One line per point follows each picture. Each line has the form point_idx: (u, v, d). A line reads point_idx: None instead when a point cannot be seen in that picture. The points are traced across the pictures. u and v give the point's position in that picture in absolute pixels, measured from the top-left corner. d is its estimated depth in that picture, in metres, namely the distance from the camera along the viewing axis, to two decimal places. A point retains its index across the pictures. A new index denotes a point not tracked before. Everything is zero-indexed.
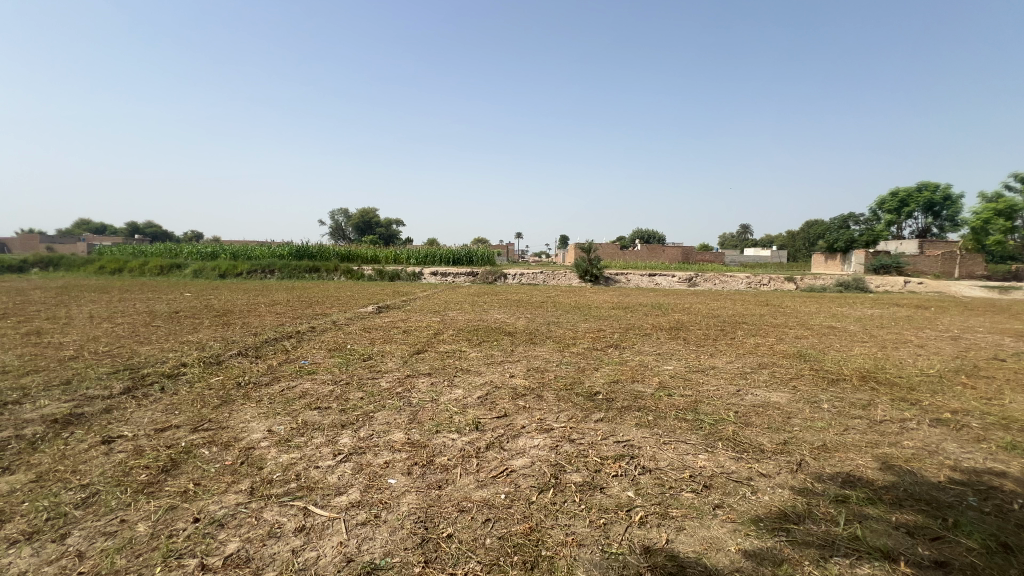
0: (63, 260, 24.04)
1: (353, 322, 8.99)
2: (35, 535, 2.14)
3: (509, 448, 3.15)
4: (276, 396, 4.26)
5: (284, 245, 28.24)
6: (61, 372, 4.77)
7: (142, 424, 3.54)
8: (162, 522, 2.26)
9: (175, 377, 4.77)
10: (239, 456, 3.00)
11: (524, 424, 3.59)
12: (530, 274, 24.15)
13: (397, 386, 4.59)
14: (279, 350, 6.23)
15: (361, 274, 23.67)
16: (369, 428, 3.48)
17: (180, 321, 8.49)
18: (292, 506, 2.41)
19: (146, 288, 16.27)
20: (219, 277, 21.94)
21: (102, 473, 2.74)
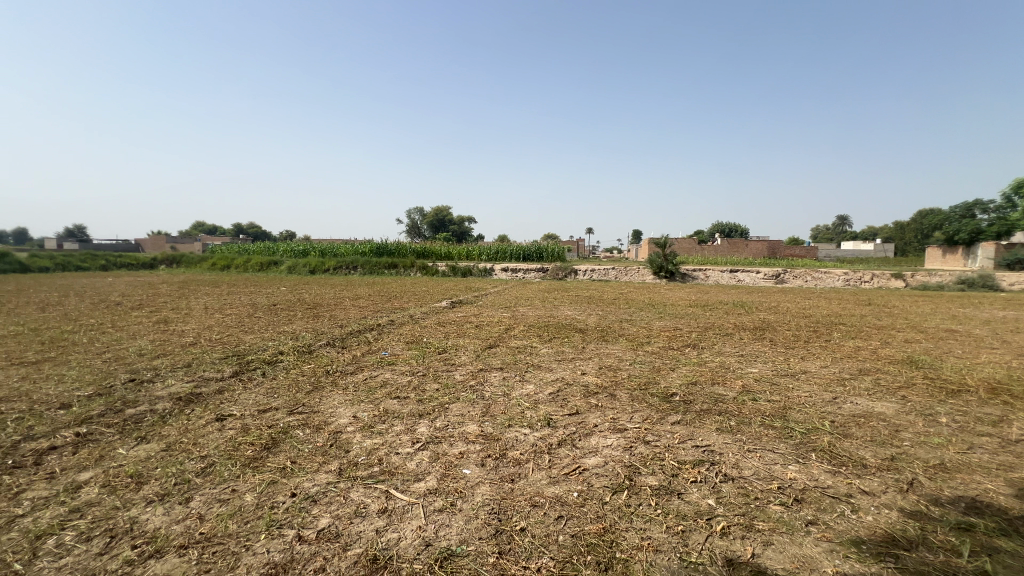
0: (183, 258, 27.36)
1: (429, 316, 9.39)
2: (166, 497, 2.47)
3: (581, 446, 3.12)
4: (360, 384, 4.56)
5: (366, 242, 30.11)
6: (184, 356, 5.45)
7: (248, 404, 3.96)
8: (264, 495, 2.51)
9: (274, 364, 5.28)
10: (329, 439, 3.25)
11: (596, 422, 3.54)
12: (601, 270, 23.70)
13: (470, 379, 4.71)
14: (362, 341, 6.66)
15: (435, 270, 24.59)
16: (444, 419, 3.61)
17: (278, 313, 9.36)
18: (376, 488, 2.58)
19: (249, 282, 18.05)
20: (310, 273, 23.87)
21: (216, 446, 3.10)
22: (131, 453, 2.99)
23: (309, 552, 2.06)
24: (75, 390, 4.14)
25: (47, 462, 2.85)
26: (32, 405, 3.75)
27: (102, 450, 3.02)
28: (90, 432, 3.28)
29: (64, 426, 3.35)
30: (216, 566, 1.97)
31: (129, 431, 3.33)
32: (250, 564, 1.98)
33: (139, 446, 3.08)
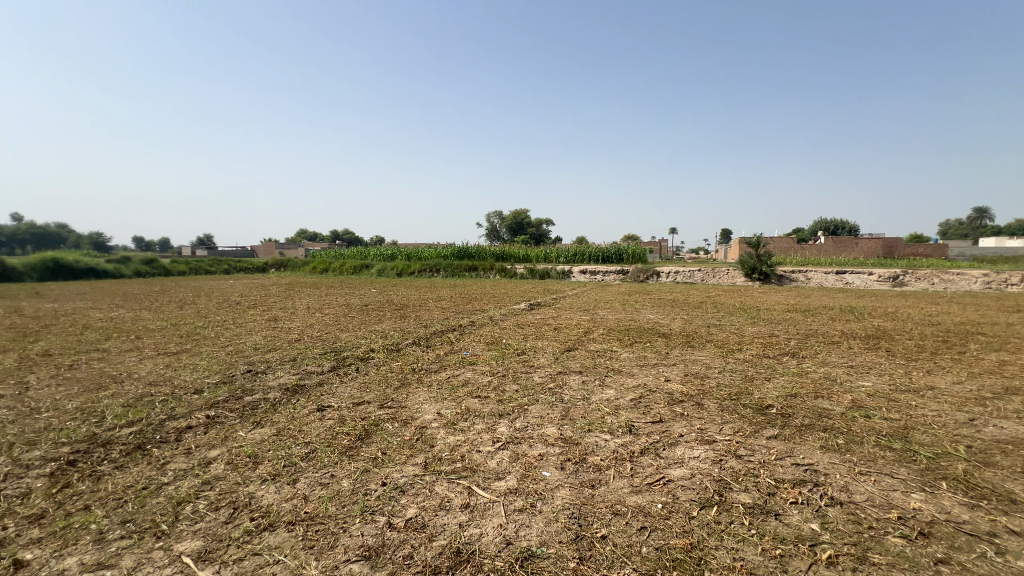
0: (289, 263, 30.41)
1: (508, 317, 9.55)
2: (277, 476, 2.76)
3: (665, 456, 2.99)
4: (443, 382, 4.76)
5: (449, 246, 31.36)
6: (291, 351, 6.05)
7: (344, 397, 4.30)
8: (359, 481, 2.70)
9: (366, 360, 5.69)
10: (415, 433, 3.42)
11: (682, 432, 3.37)
12: (686, 272, 22.57)
13: (548, 381, 4.72)
14: (445, 341, 6.94)
15: (514, 273, 24.97)
16: (524, 420, 3.65)
17: (369, 313, 10.06)
18: (459, 484, 2.67)
19: (344, 285, 19.57)
20: (397, 276, 25.36)
21: (318, 434, 3.40)
22: (248, 436, 3.37)
23: (398, 539, 2.18)
24: (205, 378, 4.77)
25: (184, 439, 3.31)
26: (173, 389, 4.38)
27: (227, 431, 3.45)
28: (217, 415, 3.75)
29: (197, 409, 3.87)
30: (318, 543, 2.16)
31: (247, 416, 3.77)
32: (347, 545, 2.14)
33: (255, 430, 3.47)
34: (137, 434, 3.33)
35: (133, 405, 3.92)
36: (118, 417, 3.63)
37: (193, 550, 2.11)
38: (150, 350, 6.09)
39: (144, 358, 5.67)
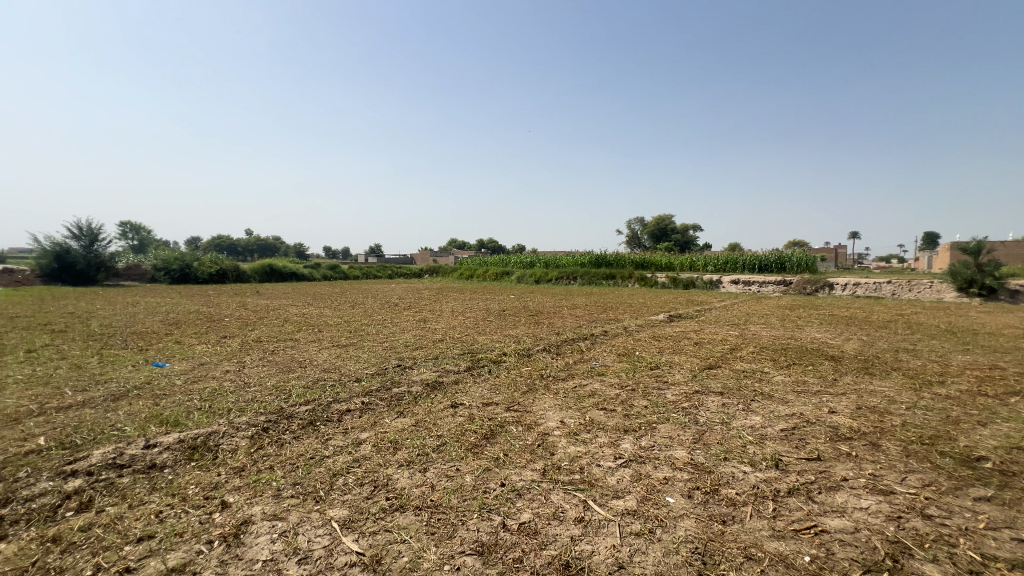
0: (441, 269, 33.53)
1: (644, 329, 9.13)
2: (412, 463, 3.05)
3: (820, 501, 2.54)
4: (570, 391, 4.75)
5: (586, 254, 31.31)
6: (435, 350, 6.66)
7: (476, 396, 4.58)
8: (480, 479, 2.85)
9: (499, 363, 5.97)
10: (537, 439, 3.48)
11: (846, 476, 2.83)
12: (869, 284, 18.96)
13: (682, 400, 4.38)
14: (575, 350, 6.92)
15: (654, 282, 23.82)
16: (650, 439, 3.45)
17: (506, 318, 10.55)
18: (575, 496, 2.63)
19: (486, 290, 20.84)
20: (536, 283, 26.14)
21: (449, 429, 3.67)
22: (392, 424, 3.80)
23: (510, 541, 2.24)
24: (364, 369, 5.51)
25: (344, 420, 3.87)
26: (340, 377, 5.16)
27: (376, 418, 3.93)
28: (370, 402, 4.31)
29: (356, 395, 4.49)
30: (439, 530, 2.32)
31: (394, 405, 4.25)
32: (464, 537, 2.27)
33: (398, 419, 3.90)
34: (310, 412, 4.00)
35: (311, 387, 4.72)
36: (299, 396, 4.41)
37: (341, 516, 2.45)
38: (327, 342, 7.26)
39: (323, 348, 6.78)
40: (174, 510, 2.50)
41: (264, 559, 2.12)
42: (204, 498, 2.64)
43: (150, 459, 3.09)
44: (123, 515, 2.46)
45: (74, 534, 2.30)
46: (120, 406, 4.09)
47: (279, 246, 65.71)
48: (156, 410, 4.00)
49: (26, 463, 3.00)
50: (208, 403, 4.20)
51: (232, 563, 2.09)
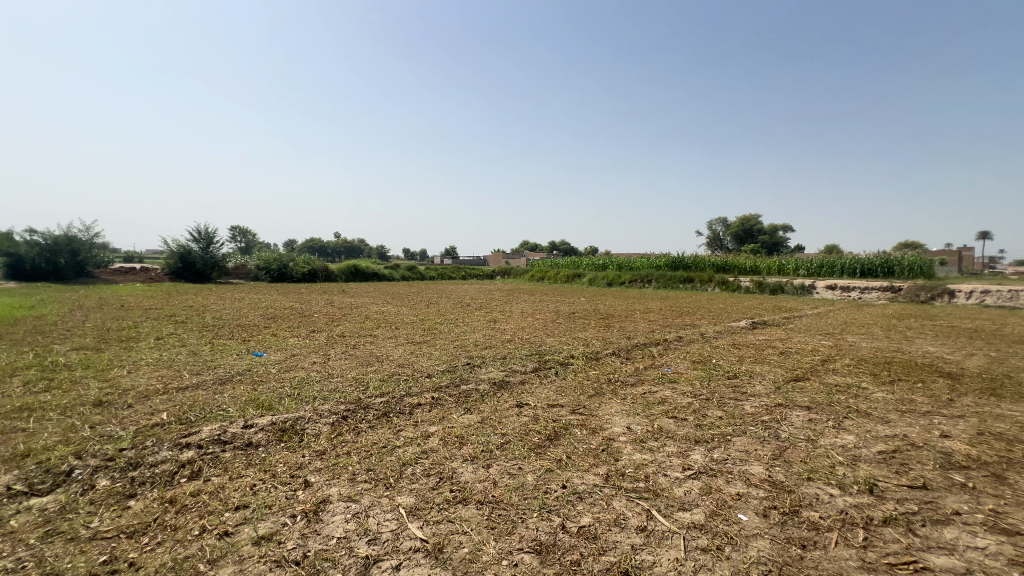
0: (513, 271, 33.97)
1: (723, 335, 8.60)
2: (476, 459, 3.12)
3: (924, 535, 2.24)
4: (638, 397, 4.60)
5: (662, 257, 30.14)
6: (503, 350, 6.75)
7: (541, 397, 4.59)
8: (541, 479, 2.85)
9: (566, 365, 5.93)
10: (602, 443, 3.41)
11: (958, 509, 2.47)
12: (1002, 292, 16.36)
13: (762, 413, 4.06)
14: (647, 355, 6.69)
15: (736, 286, 22.36)
16: (724, 451, 3.25)
17: (576, 321, 10.45)
18: (638, 504, 2.55)
19: (556, 292, 20.77)
20: (608, 285, 25.61)
21: (514, 428, 3.71)
22: (459, 419, 3.91)
23: (569, 542, 2.21)
24: (435, 365, 5.72)
25: (414, 413, 4.05)
26: (413, 372, 5.41)
27: (444, 413, 4.07)
28: (439, 397, 4.47)
29: (426, 390, 4.69)
30: (498, 526, 2.35)
31: (461, 402, 4.37)
32: (522, 534, 2.28)
33: (465, 415, 4.01)
34: (385, 404, 4.24)
35: (386, 381, 4.99)
36: (375, 389, 4.69)
37: (407, 503, 2.57)
38: (403, 339, 7.64)
39: (398, 345, 7.15)
40: (265, 485, 2.77)
41: (338, 536, 2.28)
42: (290, 476, 2.89)
43: (247, 437, 3.44)
44: (224, 485, 2.77)
45: (186, 497, 2.63)
46: (226, 390, 4.60)
47: (364, 249, 70.22)
48: (253, 394, 4.46)
49: (151, 434, 3.47)
50: (296, 391, 4.60)
51: (311, 537, 2.27)
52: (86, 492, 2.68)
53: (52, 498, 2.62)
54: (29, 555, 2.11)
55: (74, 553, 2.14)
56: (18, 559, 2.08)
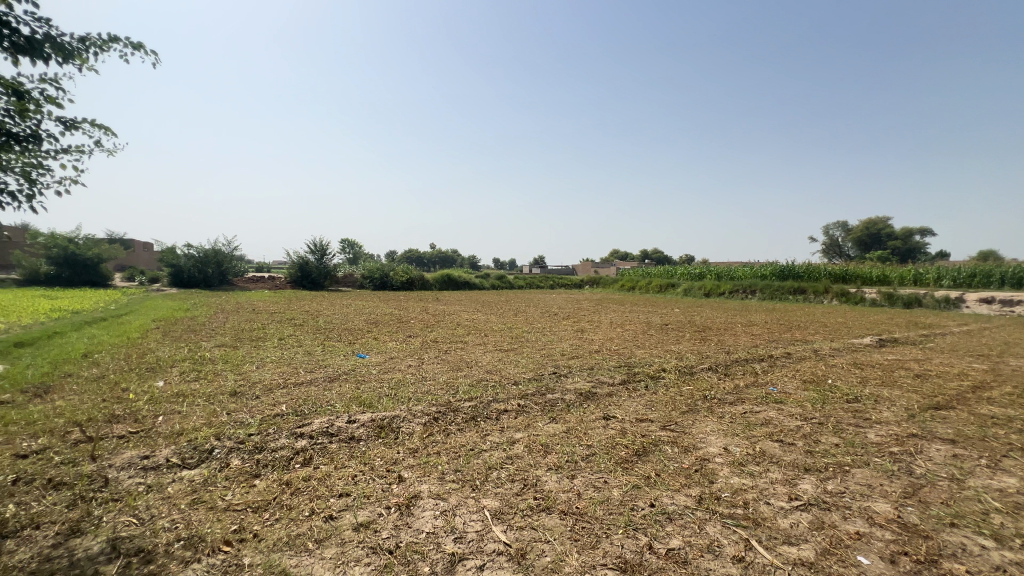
0: (601, 280, 33.43)
1: (841, 353, 7.66)
2: (560, 469, 3.09)
3: None
4: (738, 416, 4.25)
5: (768, 266, 27.70)
6: (590, 361, 6.63)
7: (629, 410, 4.42)
8: (628, 495, 2.74)
9: (657, 379, 5.66)
10: (695, 463, 3.19)
11: None
12: None
13: (891, 444, 3.53)
14: (748, 372, 6.16)
15: (858, 298, 19.84)
16: (840, 483, 2.88)
17: (668, 333, 9.96)
18: (735, 532, 2.34)
19: (648, 302, 19.99)
20: (705, 296, 24.10)
21: (600, 440, 3.62)
22: (545, 428, 3.91)
23: (656, 564, 2.10)
24: (522, 373, 5.79)
25: (501, 419, 4.13)
26: (500, 379, 5.52)
27: (530, 420, 4.10)
28: (525, 405, 4.51)
29: (513, 397, 4.75)
30: (582, 538, 2.30)
31: (547, 411, 4.37)
32: (607, 550, 2.21)
33: (550, 424, 3.99)
34: (473, 408, 4.38)
35: (474, 386, 5.16)
36: (464, 393, 4.86)
37: (492, 506, 2.61)
38: (492, 347, 7.83)
39: (487, 352, 7.36)
40: (364, 476, 3.00)
41: (427, 531, 2.39)
42: (386, 470, 3.09)
43: (351, 431, 3.75)
44: (330, 473, 3.04)
45: (299, 481, 2.93)
46: (334, 387, 5.06)
47: (457, 259, 73.31)
48: (357, 393, 4.85)
49: (273, 422, 3.93)
50: (394, 392, 4.92)
51: (403, 528, 2.41)
52: (223, 469, 3.10)
53: (197, 471, 3.07)
54: (180, 518, 2.49)
55: (212, 520, 2.48)
56: (173, 520, 2.46)
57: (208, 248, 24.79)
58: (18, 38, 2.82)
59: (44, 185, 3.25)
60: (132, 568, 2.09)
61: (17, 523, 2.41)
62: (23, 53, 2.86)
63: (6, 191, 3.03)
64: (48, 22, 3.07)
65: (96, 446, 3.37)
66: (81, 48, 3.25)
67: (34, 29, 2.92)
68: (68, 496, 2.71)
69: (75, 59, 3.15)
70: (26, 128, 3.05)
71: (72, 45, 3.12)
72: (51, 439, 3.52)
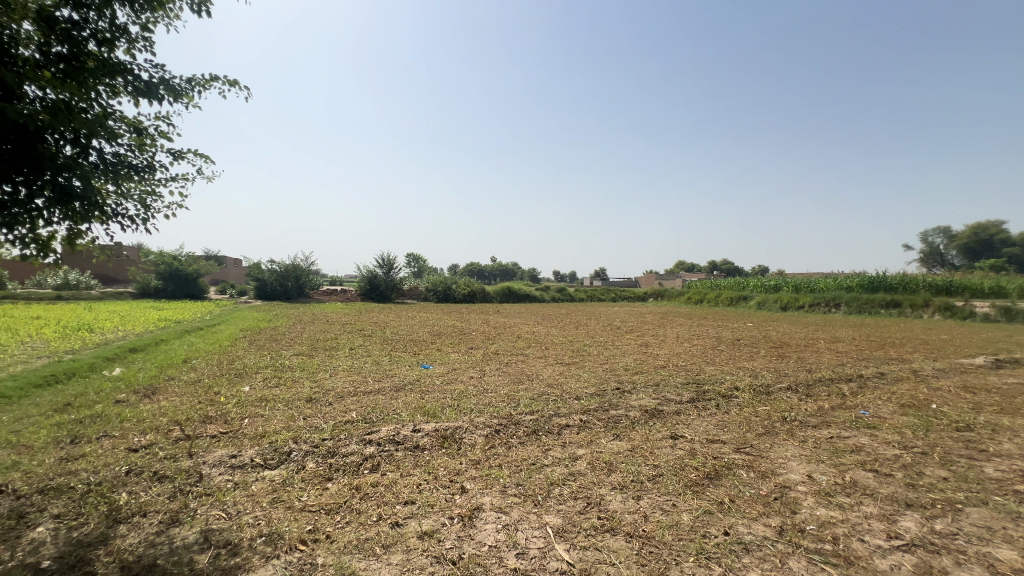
0: (666, 293, 32.30)
1: (947, 375, 6.81)
2: (625, 488, 2.98)
3: None
4: (823, 441, 3.89)
5: (855, 277, 25.41)
6: (655, 377, 6.37)
7: (699, 430, 4.19)
8: (699, 521, 2.58)
9: (729, 398, 5.33)
10: (774, 490, 2.96)
11: None
12: None
13: (1015, 482, 3.07)
14: (834, 393, 5.63)
15: (966, 313, 17.65)
16: (950, 523, 2.54)
17: (741, 348, 9.37)
18: (822, 569, 2.13)
19: (718, 316, 18.97)
20: (781, 309, 22.49)
21: (667, 460, 3.46)
22: (608, 445, 3.80)
23: None
24: (584, 388, 5.68)
25: (563, 434, 4.07)
26: (561, 393, 5.45)
27: (592, 437, 4.00)
28: (587, 421, 4.41)
29: (574, 412, 4.67)
30: (650, 563, 2.20)
31: (610, 427, 4.24)
32: None
33: (614, 441, 3.87)
34: (534, 422, 4.35)
35: (536, 399, 5.13)
36: (525, 406, 4.84)
37: (555, 523, 2.57)
38: (552, 360, 7.76)
39: (548, 365, 7.30)
40: (428, 485, 3.06)
41: (489, 544, 2.38)
42: (449, 480, 3.14)
43: (415, 440, 3.86)
44: (396, 480, 3.14)
45: (368, 487, 3.04)
46: (400, 397, 5.24)
47: (517, 272, 74.03)
48: (421, 403, 4.99)
49: (344, 429, 4.14)
50: (456, 403, 5.01)
51: (465, 540, 2.42)
52: (299, 471, 3.30)
53: (278, 472, 3.29)
54: (262, 515, 2.67)
55: (290, 519, 2.63)
56: (256, 517, 2.65)
57: (288, 263, 26.82)
58: (139, 82, 3.24)
59: (156, 209, 3.69)
60: (220, 559, 2.26)
61: (129, 510, 2.71)
62: (143, 96, 3.28)
63: (126, 216, 3.47)
64: (162, 67, 3.52)
65: (193, 444, 3.72)
66: (187, 87, 3.68)
67: (152, 73, 3.34)
68: (170, 488, 3.00)
69: (183, 97, 3.56)
70: (143, 160, 3.48)
71: (180, 86, 3.53)
72: (156, 435, 3.93)
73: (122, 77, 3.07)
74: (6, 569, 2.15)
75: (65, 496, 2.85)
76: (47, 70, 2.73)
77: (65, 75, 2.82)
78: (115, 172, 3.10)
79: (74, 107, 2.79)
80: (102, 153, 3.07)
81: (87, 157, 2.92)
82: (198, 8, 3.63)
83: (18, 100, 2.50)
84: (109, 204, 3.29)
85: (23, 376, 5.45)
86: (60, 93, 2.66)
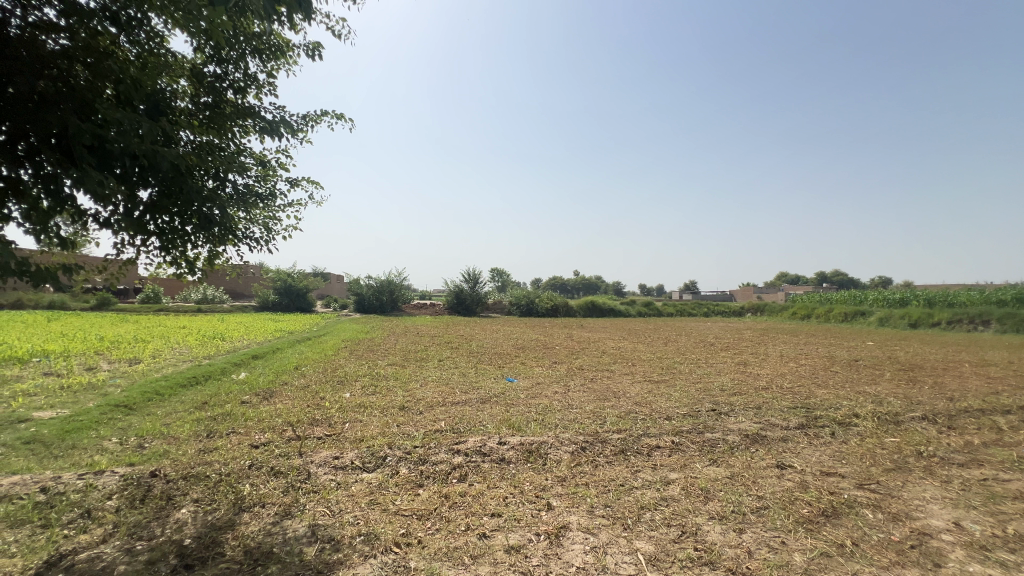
0: (766, 307, 29.73)
1: None
2: (724, 519, 2.75)
3: None
4: (974, 484, 3.29)
5: (1009, 292, 21.46)
6: (756, 398, 5.86)
7: (811, 461, 3.76)
8: (815, 563, 2.30)
9: (847, 426, 4.73)
10: (908, 537, 2.55)
11: None
12: None
13: None
14: (987, 427, 4.75)
15: None
16: None
17: (859, 370, 8.29)
18: None
19: (831, 333, 17.01)
20: (909, 326, 19.61)
21: (774, 492, 3.14)
22: (704, 470, 3.54)
23: None
24: (675, 408, 5.36)
25: (653, 455, 3.88)
26: (650, 412, 5.19)
27: (686, 460, 3.76)
28: (680, 443, 4.16)
29: (665, 433, 4.43)
30: None
31: (706, 451, 3.96)
32: None
33: (711, 467, 3.61)
34: (622, 441, 4.19)
35: (623, 417, 4.94)
36: (612, 424, 4.69)
37: (646, 550, 2.44)
38: (640, 377, 7.45)
39: (635, 382, 7.03)
40: (514, 499, 3.07)
41: (577, 565, 2.32)
42: (535, 495, 3.13)
43: (501, 452, 3.91)
44: (484, 491, 3.20)
45: (456, 496, 3.13)
46: (485, 409, 5.34)
47: (601, 285, 73.10)
48: (506, 415, 5.04)
49: (434, 437, 4.31)
50: (541, 417, 4.99)
51: (552, 558, 2.38)
52: (394, 475, 3.49)
53: (375, 475, 3.51)
54: (360, 515, 2.85)
55: (385, 521, 2.78)
56: (355, 517, 2.83)
57: (384, 278, 28.78)
58: (265, 122, 3.71)
59: (277, 232, 4.17)
60: (326, 553, 2.44)
61: (251, 500, 3.04)
62: (267, 133, 3.75)
63: (253, 238, 3.96)
64: (282, 107, 4.00)
65: (303, 444, 4.10)
66: (302, 123, 4.14)
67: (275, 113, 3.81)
68: (285, 483, 3.33)
69: (299, 132, 4.01)
70: (266, 188, 3.97)
71: (297, 124, 3.99)
72: (273, 434, 4.39)
73: (251, 118, 3.53)
74: (158, 542, 2.51)
75: (202, 483, 3.28)
76: (196, 117, 3.23)
77: (209, 121, 3.32)
78: (245, 201, 3.55)
79: (215, 147, 3.26)
80: (236, 185, 3.54)
81: (224, 189, 3.38)
82: (312, 53, 4.10)
83: (175, 145, 2.98)
84: (240, 228, 3.79)
85: (173, 377, 6.43)
86: (205, 137, 3.13)
